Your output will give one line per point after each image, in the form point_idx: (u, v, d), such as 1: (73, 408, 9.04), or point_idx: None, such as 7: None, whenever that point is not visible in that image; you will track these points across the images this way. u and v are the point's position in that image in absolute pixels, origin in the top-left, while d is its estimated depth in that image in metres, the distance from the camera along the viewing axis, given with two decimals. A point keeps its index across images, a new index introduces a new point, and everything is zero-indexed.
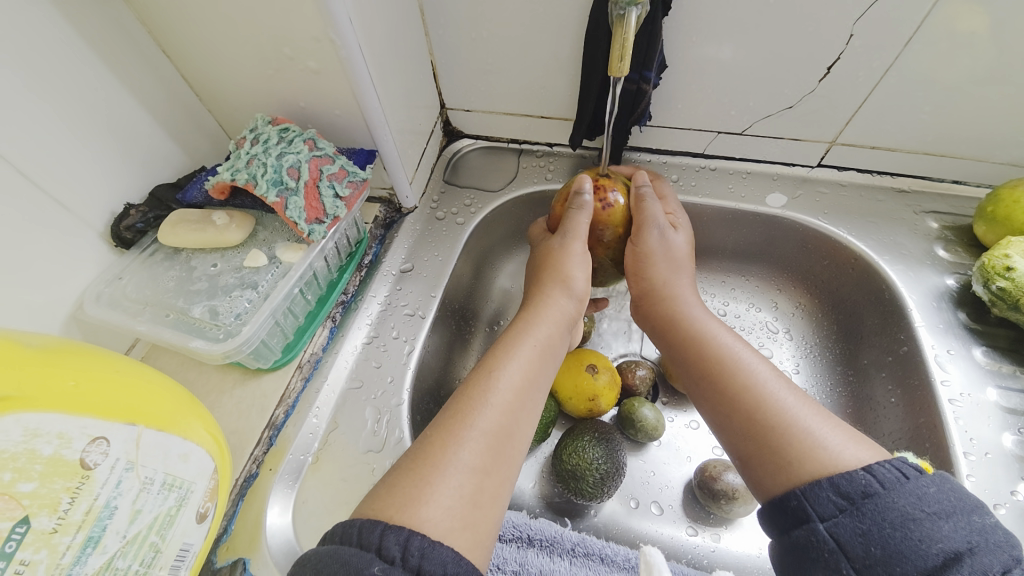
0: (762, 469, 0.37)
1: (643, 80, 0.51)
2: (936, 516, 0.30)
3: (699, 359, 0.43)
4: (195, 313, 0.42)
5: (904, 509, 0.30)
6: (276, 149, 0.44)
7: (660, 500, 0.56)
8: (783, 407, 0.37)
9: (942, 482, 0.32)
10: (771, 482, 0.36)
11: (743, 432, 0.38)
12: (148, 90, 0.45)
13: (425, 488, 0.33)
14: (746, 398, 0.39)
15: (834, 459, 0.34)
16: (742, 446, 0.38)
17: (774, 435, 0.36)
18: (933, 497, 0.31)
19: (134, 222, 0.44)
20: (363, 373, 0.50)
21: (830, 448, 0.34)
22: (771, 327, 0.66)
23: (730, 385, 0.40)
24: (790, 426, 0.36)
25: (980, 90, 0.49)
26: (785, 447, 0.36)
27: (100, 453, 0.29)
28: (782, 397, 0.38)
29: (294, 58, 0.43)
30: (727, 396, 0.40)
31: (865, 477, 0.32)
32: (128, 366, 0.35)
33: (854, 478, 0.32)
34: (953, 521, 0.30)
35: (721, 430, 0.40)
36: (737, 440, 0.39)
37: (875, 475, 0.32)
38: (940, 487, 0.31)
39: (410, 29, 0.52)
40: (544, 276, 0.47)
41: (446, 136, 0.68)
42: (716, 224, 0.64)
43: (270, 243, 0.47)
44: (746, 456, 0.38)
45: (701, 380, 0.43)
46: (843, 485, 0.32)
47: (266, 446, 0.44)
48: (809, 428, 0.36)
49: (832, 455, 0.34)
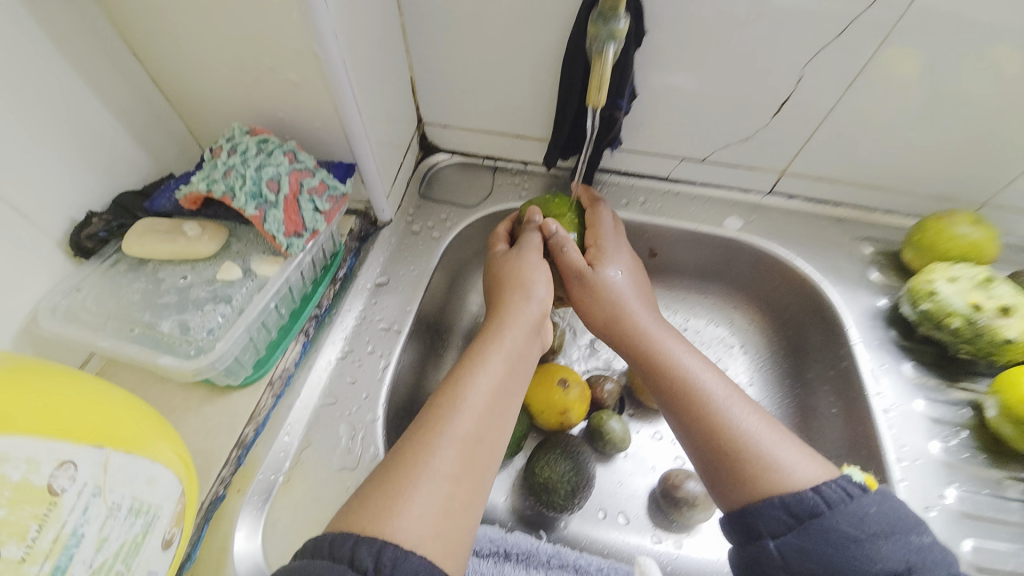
0: (724, 480, 0.40)
1: (616, 108, 0.54)
2: (875, 536, 0.33)
3: (662, 378, 0.45)
4: (163, 328, 0.39)
5: (847, 530, 0.34)
6: (255, 160, 0.42)
7: (627, 510, 0.58)
8: (737, 431, 0.40)
9: (885, 500, 0.35)
10: (731, 493, 0.39)
11: (704, 449, 0.41)
12: (114, 93, 0.44)
13: (399, 499, 0.33)
14: (703, 419, 0.41)
15: (785, 479, 0.37)
16: (704, 460, 0.41)
17: (731, 456, 0.39)
18: (874, 519, 0.34)
19: (97, 230, 0.42)
20: (337, 390, 0.49)
21: (783, 470, 0.37)
22: (728, 342, 0.70)
23: (689, 408, 0.42)
24: (744, 449, 0.39)
25: (907, 130, 0.55)
26: (743, 467, 0.38)
27: (68, 478, 0.27)
28: (736, 419, 0.41)
29: (275, 69, 0.43)
30: (687, 415, 0.43)
31: (813, 498, 0.35)
32: (93, 386, 0.33)
33: (802, 499, 0.35)
34: (889, 543, 0.33)
35: (685, 445, 0.43)
36: (700, 456, 0.42)
37: (822, 497, 0.35)
38: (880, 507, 0.35)
39: (390, 44, 0.52)
40: (507, 286, 0.49)
41: (422, 151, 0.68)
42: (678, 244, 0.68)
43: (245, 255, 0.44)
44: (709, 469, 0.41)
45: (667, 402, 0.45)
46: (793, 504, 0.35)
47: (234, 466, 0.43)
48: (764, 451, 0.38)
49: (785, 475, 0.37)
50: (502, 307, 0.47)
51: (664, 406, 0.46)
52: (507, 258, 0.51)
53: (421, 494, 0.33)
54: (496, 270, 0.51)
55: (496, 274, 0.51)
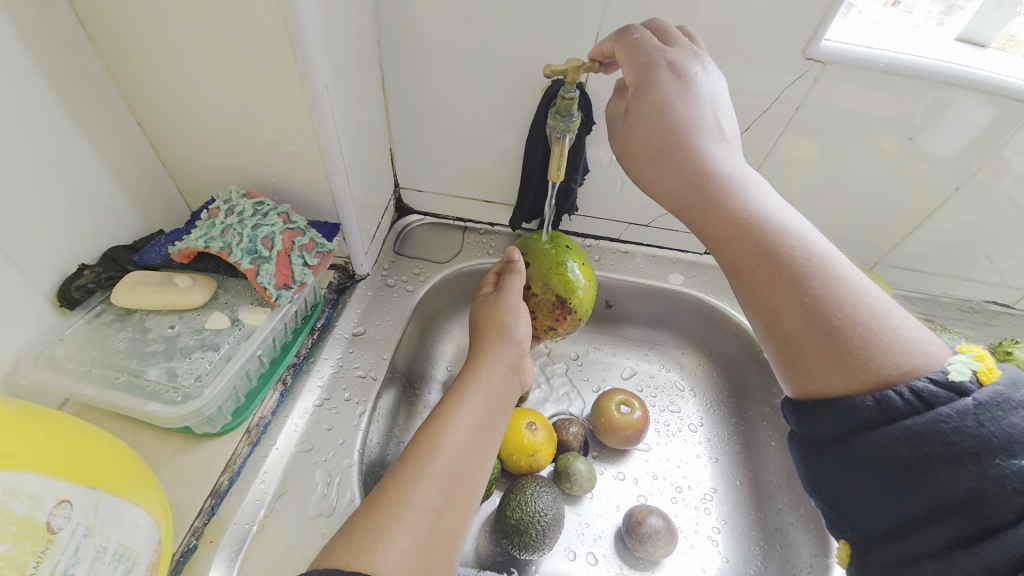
0: (805, 374, 0.35)
1: (571, 180, 0.63)
2: (940, 462, 0.29)
3: (748, 224, 0.39)
4: (149, 375, 0.42)
5: (901, 451, 0.30)
6: (252, 220, 0.47)
7: (595, 551, 0.61)
8: (847, 288, 0.35)
9: (983, 411, 0.29)
10: (807, 387, 0.35)
11: (821, 338, 0.34)
12: (117, 157, 0.47)
13: (381, 535, 0.35)
14: (801, 249, 0.37)
15: (899, 361, 0.32)
16: (822, 357, 0.34)
17: (839, 315, 0.34)
18: (947, 440, 0.29)
19: (86, 282, 0.44)
20: (313, 437, 0.50)
21: (894, 351, 0.33)
22: (679, 386, 0.77)
23: (789, 255, 0.37)
24: (857, 316, 0.34)
25: (807, 203, 0.67)
26: (853, 335, 0.33)
27: (64, 516, 0.30)
28: (869, 293, 0.35)
29: (274, 142, 0.49)
30: (804, 296, 0.36)
31: (868, 407, 0.32)
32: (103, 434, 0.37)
33: (855, 408, 0.32)
34: (959, 471, 0.29)
35: (792, 355, 0.36)
36: (814, 357, 0.35)
37: (882, 408, 0.31)
38: (967, 430, 0.29)
39: (375, 122, 0.60)
40: (489, 328, 0.53)
41: (397, 212, 0.74)
42: (631, 297, 0.76)
43: (233, 305, 0.47)
44: (785, 357, 0.37)
45: (738, 249, 0.39)
46: (843, 411, 0.33)
47: (207, 517, 0.44)
48: (880, 325, 0.34)
49: (897, 355, 0.32)
50: (483, 350, 0.51)
51: (758, 299, 0.38)
52: (488, 302, 0.55)
53: (402, 529, 0.36)
54: (479, 311, 0.55)
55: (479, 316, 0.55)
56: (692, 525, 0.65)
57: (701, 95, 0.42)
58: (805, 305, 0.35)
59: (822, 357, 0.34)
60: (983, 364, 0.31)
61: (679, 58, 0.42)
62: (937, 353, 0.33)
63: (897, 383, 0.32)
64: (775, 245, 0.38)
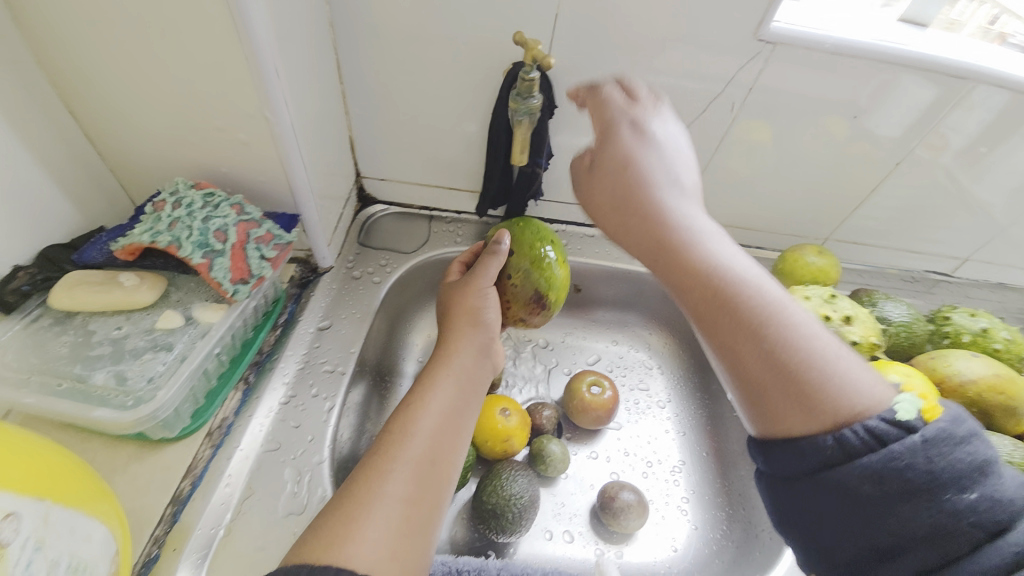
0: (767, 414, 0.36)
1: (536, 165, 0.63)
2: (899, 498, 0.31)
3: (697, 271, 0.39)
4: (96, 380, 0.39)
5: (864, 488, 0.32)
6: (201, 212, 0.44)
7: (571, 528, 0.62)
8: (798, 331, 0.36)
9: (932, 446, 0.31)
10: (771, 426, 0.36)
11: (780, 383, 0.35)
12: (48, 148, 0.44)
13: (352, 527, 0.35)
14: (753, 295, 0.37)
15: (853, 402, 0.33)
16: (782, 402, 0.34)
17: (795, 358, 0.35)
18: (904, 478, 0.31)
19: (19, 284, 0.41)
20: (280, 435, 0.49)
21: (847, 392, 0.34)
22: (648, 365, 0.79)
23: (742, 300, 0.37)
24: (811, 361, 0.35)
25: (764, 183, 0.70)
26: (809, 380, 0.34)
27: (11, 530, 0.28)
28: (817, 333, 0.36)
29: (223, 130, 0.46)
30: (760, 339, 0.36)
31: (830, 447, 0.33)
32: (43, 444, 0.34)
33: (818, 448, 0.33)
34: (915, 506, 0.31)
35: (753, 398, 0.36)
36: (773, 401, 0.35)
37: (843, 446, 0.32)
38: (925, 467, 0.31)
39: (332, 108, 0.57)
40: (457, 316, 0.52)
41: (360, 202, 0.72)
42: (599, 280, 0.77)
43: (186, 303, 0.45)
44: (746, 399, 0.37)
45: (692, 295, 0.39)
46: (809, 451, 0.33)
47: (168, 524, 0.42)
48: (831, 368, 0.34)
49: (849, 398, 0.33)
50: (453, 340, 0.50)
51: (716, 342, 0.38)
52: (455, 291, 0.54)
53: (374, 520, 0.35)
54: (447, 299, 0.55)
55: (447, 304, 0.54)
56: (663, 497, 0.67)
57: (654, 135, 0.43)
58: (764, 352, 0.35)
59: (784, 401, 0.35)
60: (926, 404, 0.33)
61: (641, 115, 0.44)
62: (883, 392, 0.34)
63: (853, 422, 0.33)
64: (729, 291, 0.37)
